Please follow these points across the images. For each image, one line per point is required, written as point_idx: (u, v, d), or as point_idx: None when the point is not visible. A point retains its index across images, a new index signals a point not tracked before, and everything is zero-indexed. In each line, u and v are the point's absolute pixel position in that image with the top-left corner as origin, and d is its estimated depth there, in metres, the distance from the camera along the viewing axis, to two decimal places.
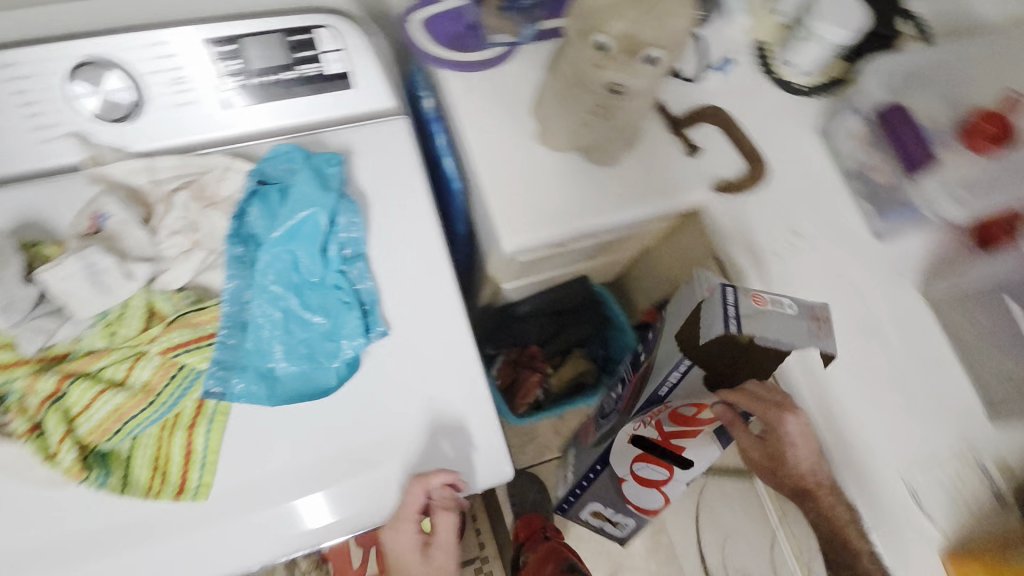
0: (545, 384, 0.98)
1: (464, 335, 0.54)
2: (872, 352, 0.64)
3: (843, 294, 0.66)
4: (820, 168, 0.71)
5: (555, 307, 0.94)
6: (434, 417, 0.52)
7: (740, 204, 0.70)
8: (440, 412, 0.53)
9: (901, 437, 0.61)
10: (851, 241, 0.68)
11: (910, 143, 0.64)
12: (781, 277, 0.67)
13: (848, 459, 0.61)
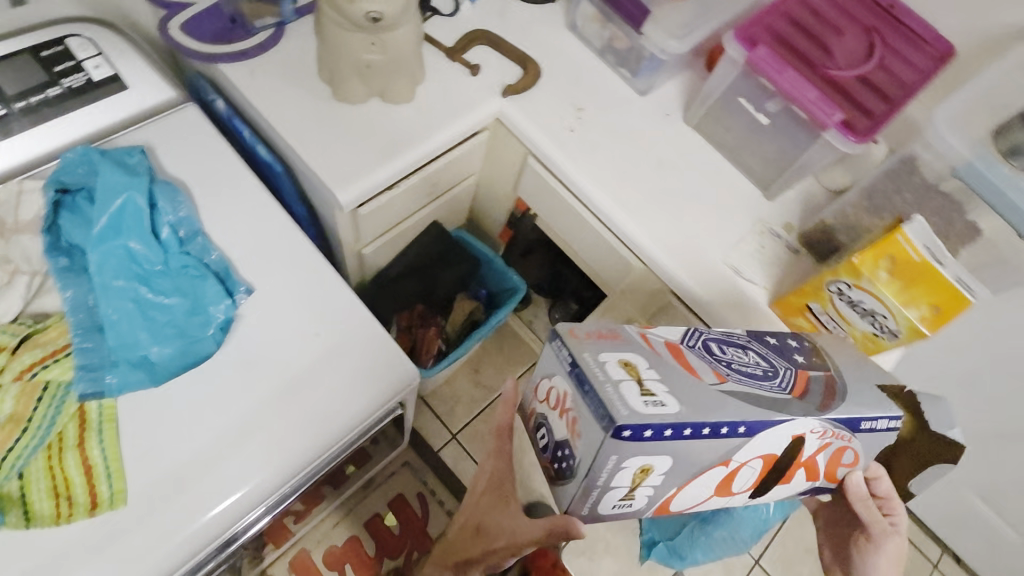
0: (444, 334, 1.05)
1: (324, 273, 0.64)
2: (663, 180, 0.79)
3: (628, 145, 0.80)
4: (580, 54, 0.85)
5: (421, 259, 0.99)
6: (324, 343, 0.61)
7: (529, 99, 0.80)
8: (327, 337, 0.61)
9: (702, 234, 0.77)
10: (621, 103, 0.83)
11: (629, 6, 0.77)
12: (580, 148, 0.79)
13: (679, 265, 0.75)
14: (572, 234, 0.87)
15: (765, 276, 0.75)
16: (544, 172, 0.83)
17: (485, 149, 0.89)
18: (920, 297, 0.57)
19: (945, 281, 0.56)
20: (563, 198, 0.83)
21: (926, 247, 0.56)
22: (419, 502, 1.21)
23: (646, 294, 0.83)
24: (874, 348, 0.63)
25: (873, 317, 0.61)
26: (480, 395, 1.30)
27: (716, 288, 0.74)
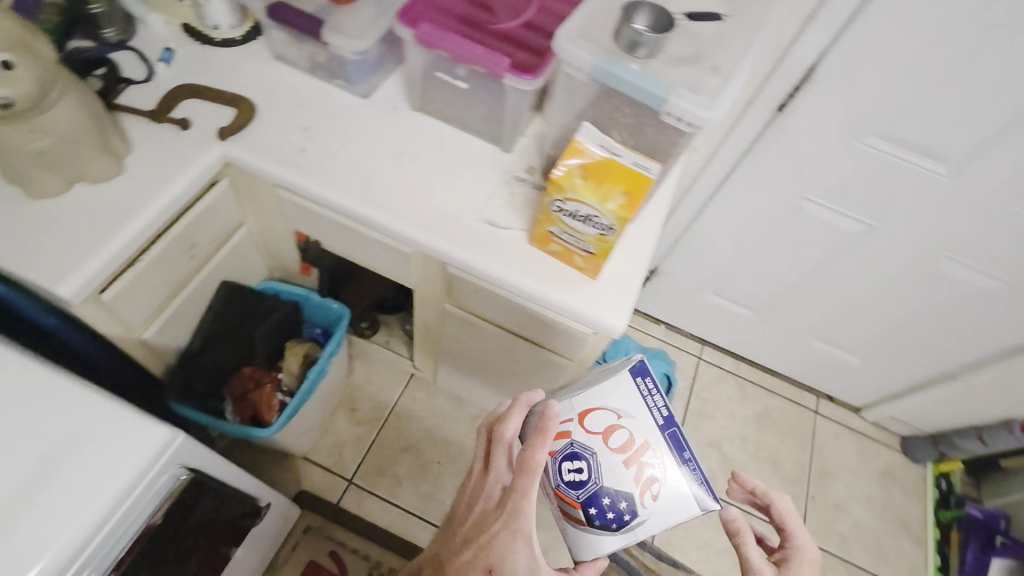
0: (284, 387, 1.02)
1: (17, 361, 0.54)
2: (405, 165, 0.82)
3: (363, 144, 0.83)
4: (292, 78, 0.86)
5: (226, 323, 0.97)
6: (30, 435, 0.51)
7: (250, 134, 0.80)
8: (33, 428, 0.51)
9: (454, 202, 0.80)
10: (345, 108, 0.85)
11: (301, 22, 0.78)
12: (315, 160, 0.80)
13: (440, 236, 0.78)
14: (351, 247, 0.89)
15: (519, 219, 0.79)
16: (292, 197, 0.82)
17: (236, 195, 0.88)
18: (613, 187, 0.63)
19: (625, 166, 0.64)
20: (322, 215, 0.84)
21: (601, 145, 0.65)
22: (334, 561, 1.17)
23: (434, 274, 0.85)
24: (608, 245, 0.69)
25: (590, 219, 0.67)
26: (364, 429, 1.33)
27: (480, 244, 0.78)
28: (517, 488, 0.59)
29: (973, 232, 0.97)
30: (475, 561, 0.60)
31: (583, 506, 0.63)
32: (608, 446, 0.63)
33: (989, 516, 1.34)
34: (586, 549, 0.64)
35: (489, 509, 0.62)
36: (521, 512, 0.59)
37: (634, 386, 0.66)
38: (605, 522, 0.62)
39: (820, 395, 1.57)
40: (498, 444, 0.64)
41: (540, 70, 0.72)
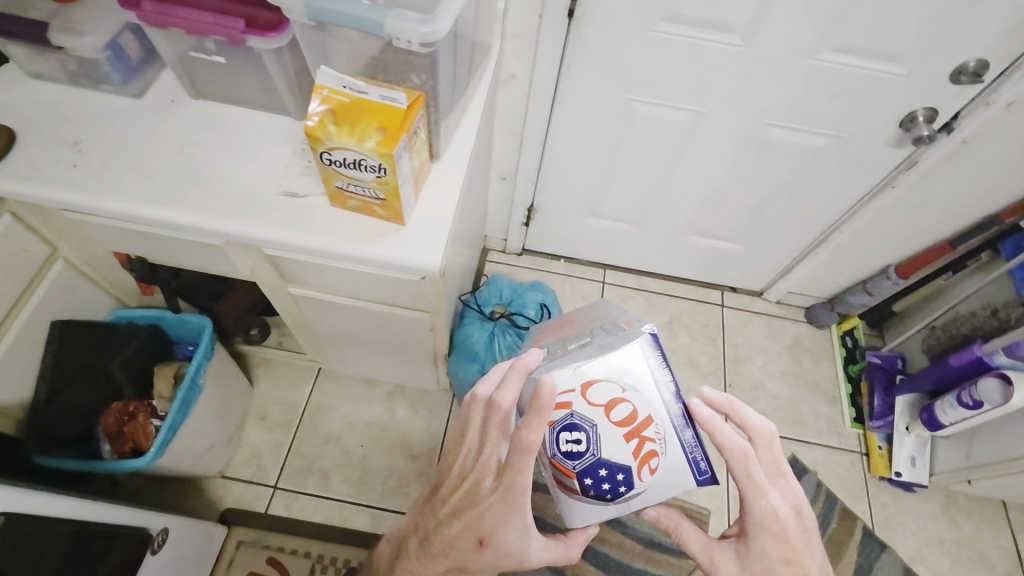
0: (159, 412, 1.02)
1: None
2: (193, 157, 0.78)
3: (142, 146, 0.78)
4: (52, 94, 0.80)
5: (72, 363, 0.94)
6: None
7: (10, 162, 0.75)
8: None
9: (250, 182, 0.78)
10: (117, 113, 0.80)
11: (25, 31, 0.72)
12: (89, 174, 0.75)
13: (243, 218, 0.75)
14: (174, 257, 0.88)
15: (318, 183, 0.78)
16: (82, 217, 0.78)
17: (31, 231, 0.83)
18: (367, 125, 0.62)
19: (375, 103, 0.64)
20: (123, 229, 0.80)
21: (346, 87, 0.65)
22: (273, 566, 1.18)
23: (257, 258, 0.82)
24: (392, 186, 0.68)
25: (360, 164, 0.65)
26: (279, 434, 1.32)
27: (287, 217, 0.76)
28: (511, 464, 0.58)
29: (786, 94, 0.99)
30: (465, 530, 0.64)
31: (579, 477, 0.58)
32: (611, 420, 0.57)
33: (887, 359, 1.45)
34: (578, 517, 0.61)
35: (481, 481, 0.63)
36: (510, 490, 0.60)
37: (642, 356, 0.59)
38: (602, 493, 0.58)
39: (723, 289, 1.61)
40: (491, 412, 0.63)
41: (285, 22, 0.69)
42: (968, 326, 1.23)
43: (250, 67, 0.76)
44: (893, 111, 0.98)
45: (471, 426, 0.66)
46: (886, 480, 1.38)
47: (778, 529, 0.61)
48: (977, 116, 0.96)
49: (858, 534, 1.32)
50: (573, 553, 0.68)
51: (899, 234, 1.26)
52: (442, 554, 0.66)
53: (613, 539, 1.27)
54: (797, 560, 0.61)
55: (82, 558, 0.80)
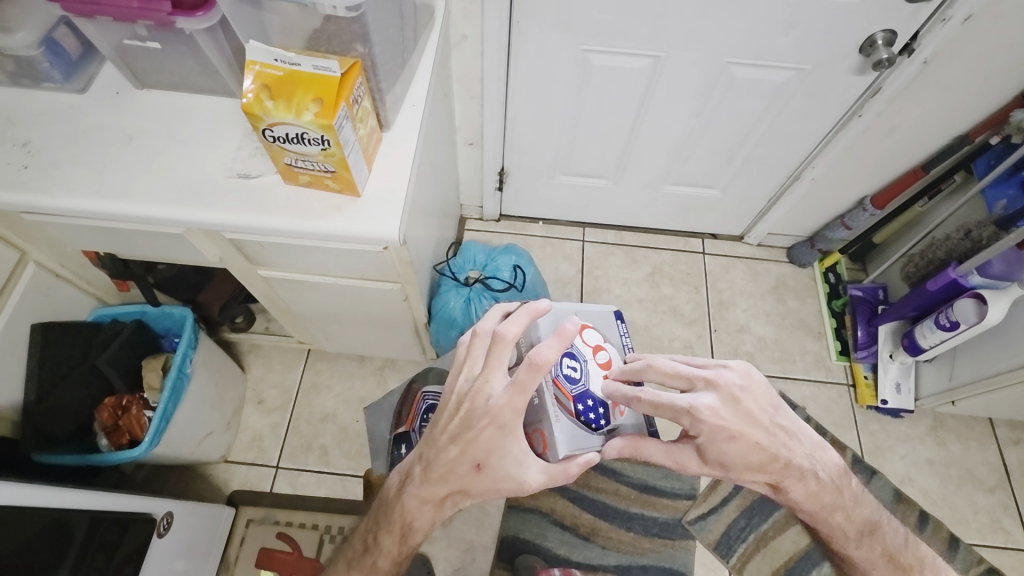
0: (151, 403, 1.03)
1: None
2: (144, 150, 0.79)
3: (91, 143, 0.79)
4: None
5: (59, 363, 0.96)
6: None
7: None
8: None
9: (202, 170, 0.78)
10: (63, 112, 0.80)
11: None
12: (39, 174, 0.76)
13: (198, 203, 0.75)
14: (139, 250, 0.88)
15: (269, 162, 0.78)
16: (41, 217, 0.78)
17: None
18: (303, 97, 0.62)
19: (307, 74, 0.63)
20: (82, 226, 0.80)
21: (278, 60, 0.64)
22: (284, 540, 1.23)
23: (220, 245, 0.83)
24: (339, 158, 0.68)
25: (303, 138, 0.65)
26: (277, 416, 1.35)
27: (243, 199, 0.76)
28: (517, 386, 0.58)
29: (741, 30, 0.97)
30: (464, 455, 0.63)
31: (575, 401, 0.65)
32: (599, 359, 0.69)
33: (869, 291, 1.46)
34: (566, 444, 0.64)
35: (477, 406, 0.62)
36: (504, 416, 0.60)
37: (612, 323, 0.74)
38: (587, 421, 0.65)
39: (704, 237, 1.62)
40: (494, 344, 0.60)
41: (211, 2, 0.69)
42: (944, 250, 1.23)
43: (186, 50, 0.76)
44: (852, 36, 0.96)
45: (467, 358, 0.65)
46: (873, 408, 1.41)
47: (714, 420, 0.63)
48: (936, 34, 0.94)
49: (848, 463, 1.35)
50: (570, 473, 0.65)
51: (871, 163, 1.25)
52: (443, 477, 0.66)
53: (609, 488, 1.30)
54: (740, 433, 0.64)
55: (101, 545, 0.83)
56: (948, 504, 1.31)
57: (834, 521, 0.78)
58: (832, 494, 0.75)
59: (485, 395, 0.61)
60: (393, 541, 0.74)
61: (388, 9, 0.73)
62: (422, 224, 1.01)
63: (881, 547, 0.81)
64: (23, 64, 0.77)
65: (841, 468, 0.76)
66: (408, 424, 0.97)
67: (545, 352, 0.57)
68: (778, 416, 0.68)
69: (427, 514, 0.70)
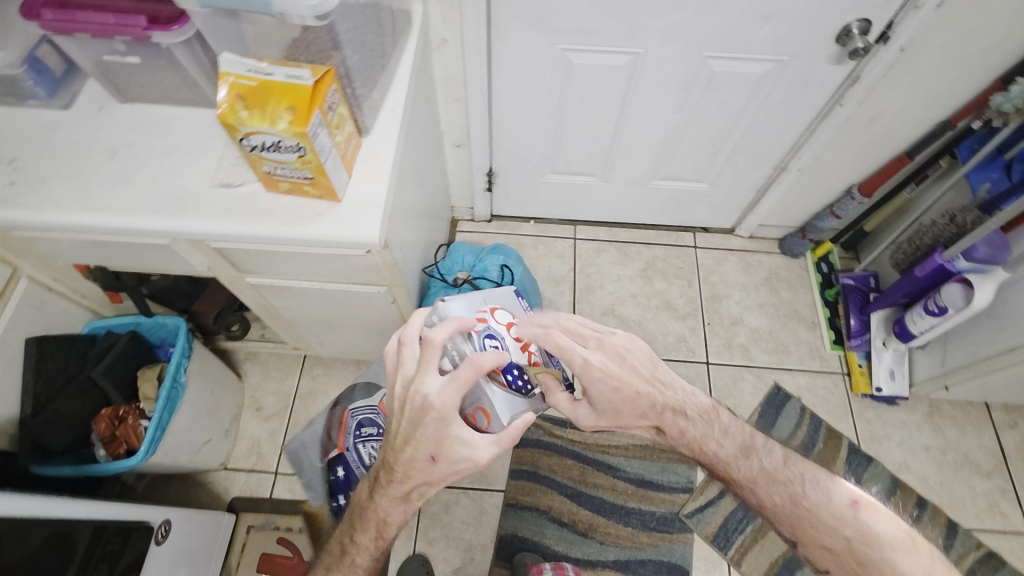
0: (147, 413, 1.05)
1: None
2: (129, 163, 0.80)
3: (77, 157, 0.80)
4: None
5: (53, 375, 0.97)
6: None
7: None
8: None
9: (183, 183, 0.79)
10: (50, 129, 0.82)
11: None
12: (26, 190, 0.77)
13: (182, 214, 0.77)
14: (127, 262, 0.89)
15: (251, 171, 0.80)
16: (29, 232, 0.80)
17: None
18: (277, 105, 0.63)
19: (279, 84, 0.64)
20: (69, 239, 0.81)
21: (250, 71, 0.65)
22: (284, 545, 1.24)
23: (206, 253, 0.84)
24: (316, 164, 0.69)
25: (279, 146, 0.66)
26: (275, 422, 1.36)
27: (224, 208, 0.77)
28: (457, 380, 0.60)
29: (717, 23, 0.97)
30: (417, 452, 0.64)
31: (504, 371, 0.67)
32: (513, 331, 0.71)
33: (861, 279, 1.46)
34: (509, 412, 0.65)
35: (416, 404, 0.62)
36: (445, 409, 0.60)
37: (514, 300, 0.78)
38: (519, 387, 0.68)
39: (696, 231, 1.62)
40: (427, 347, 0.62)
41: (186, 15, 0.70)
42: (930, 236, 1.24)
43: (164, 63, 0.77)
44: (828, 26, 0.96)
45: (401, 365, 0.66)
46: (869, 397, 1.41)
47: (603, 372, 0.71)
48: (911, 21, 0.94)
49: (844, 451, 1.35)
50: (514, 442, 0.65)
51: (856, 152, 1.25)
52: (406, 476, 0.67)
53: (605, 484, 1.31)
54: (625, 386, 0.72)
55: (102, 555, 0.84)
56: (946, 490, 1.31)
57: (714, 449, 0.78)
58: (700, 426, 0.78)
59: (422, 395, 0.62)
60: (370, 538, 0.75)
61: (361, 16, 0.74)
62: (411, 227, 1.02)
63: (767, 467, 0.78)
64: (8, 83, 0.78)
65: (709, 408, 0.81)
66: (338, 445, 1.02)
67: (486, 357, 0.61)
68: (658, 371, 0.76)
69: (399, 508, 0.72)
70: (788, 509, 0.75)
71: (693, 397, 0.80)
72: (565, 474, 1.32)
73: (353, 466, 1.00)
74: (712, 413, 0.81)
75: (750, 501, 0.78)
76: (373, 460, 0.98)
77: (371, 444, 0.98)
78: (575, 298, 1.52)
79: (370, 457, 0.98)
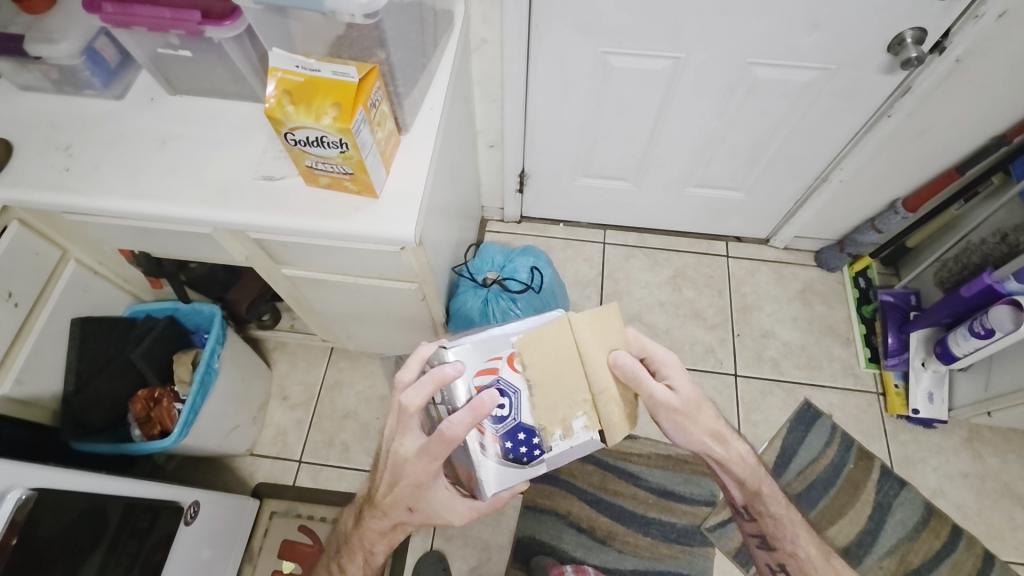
0: (181, 396, 1.08)
1: None
2: (176, 152, 0.83)
3: (128, 146, 0.83)
4: (42, 105, 0.85)
5: (96, 356, 1.01)
6: None
7: (10, 171, 0.80)
8: None
9: (225, 174, 0.81)
10: (102, 118, 0.85)
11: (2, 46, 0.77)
12: (78, 177, 0.80)
13: (224, 203, 0.79)
14: (169, 249, 0.92)
15: (291, 165, 0.81)
16: (80, 217, 0.83)
17: (41, 235, 0.89)
18: (322, 101, 0.64)
19: (326, 79, 0.65)
20: (117, 224, 0.84)
21: (299, 67, 0.66)
22: (305, 533, 1.26)
23: (245, 243, 0.86)
24: (357, 160, 0.70)
25: (321, 141, 0.67)
26: (301, 412, 1.38)
27: (265, 200, 0.79)
28: (428, 451, 0.63)
29: (763, 29, 0.95)
30: (397, 499, 0.70)
31: (500, 439, 0.64)
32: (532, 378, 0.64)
33: (901, 296, 1.41)
34: (496, 485, 0.65)
35: (397, 461, 0.67)
36: (421, 472, 0.66)
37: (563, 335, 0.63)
38: (516, 455, 0.64)
39: (728, 239, 1.59)
40: (402, 411, 0.64)
41: (238, 11, 0.72)
42: (979, 255, 1.23)
43: (215, 57, 0.79)
44: (880, 34, 0.93)
45: (394, 411, 0.68)
46: (904, 418, 1.36)
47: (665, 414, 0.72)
48: (969, 31, 0.91)
49: (875, 473, 1.31)
50: (501, 500, 0.68)
51: (902, 166, 1.22)
52: (384, 513, 0.72)
53: (625, 491, 1.29)
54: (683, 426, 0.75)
55: (132, 531, 0.86)
56: (983, 519, 1.26)
57: (765, 491, 0.84)
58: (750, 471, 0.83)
59: (401, 454, 0.66)
60: (357, 567, 0.79)
61: (406, 15, 0.75)
62: (443, 226, 1.03)
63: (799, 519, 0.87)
64: (66, 73, 0.82)
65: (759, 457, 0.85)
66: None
67: (455, 427, 0.60)
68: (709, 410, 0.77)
69: (383, 540, 0.76)
70: (819, 564, 0.83)
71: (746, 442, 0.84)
72: (585, 480, 1.31)
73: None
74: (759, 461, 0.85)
75: (780, 546, 0.85)
76: None
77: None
78: (603, 303, 1.51)
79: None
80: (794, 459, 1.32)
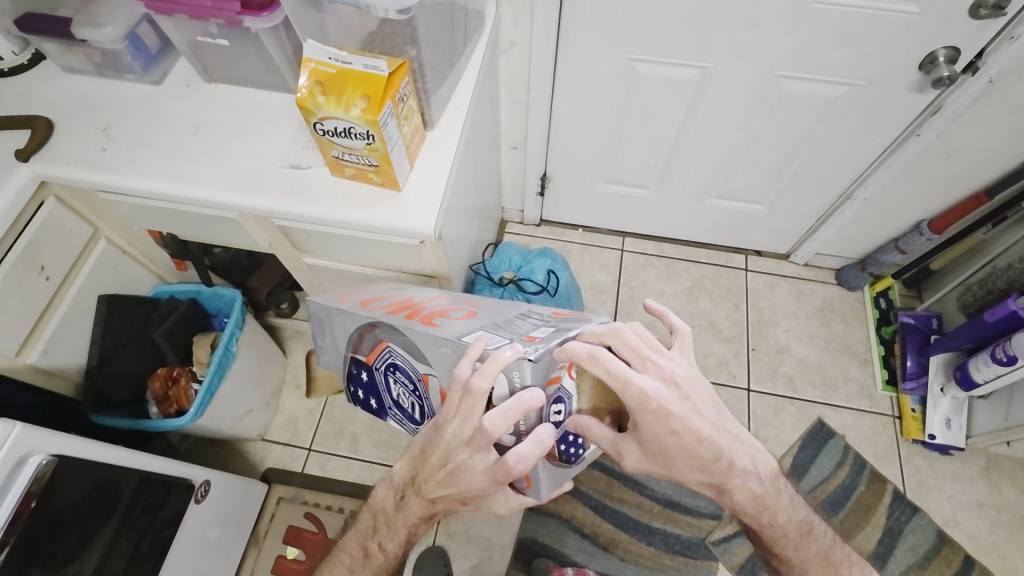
0: (198, 377, 1.11)
1: None
2: (208, 137, 0.85)
3: (162, 129, 0.86)
4: (83, 87, 0.88)
5: (121, 333, 1.03)
6: None
7: (50, 149, 0.83)
8: None
9: (253, 162, 0.83)
10: (141, 102, 0.88)
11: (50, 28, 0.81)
12: (114, 157, 0.83)
13: (253, 189, 0.81)
14: (196, 232, 0.95)
15: (319, 155, 0.83)
16: (114, 196, 0.85)
17: (75, 212, 0.92)
18: (353, 93, 0.66)
19: (358, 72, 0.67)
20: (148, 206, 0.87)
21: (331, 58, 0.68)
22: (311, 520, 1.28)
23: (270, 230, 0.88)
24: (382, 153, 0.72)
25: (349, 132, 0.69)
26: (313, 401, 1.40)
27: (292, 188, 0.81)
28: (498, 477, 0.55)
29: (792, 42, 0.95)
30: (449, 498, 0.64)
31: (557, 444, 0.61)
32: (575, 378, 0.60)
33: (922, 319, 1.39)
34: (551, 487, 0.63)
35: (455, 471, 0.59)
36: (484, 487, 0.58)
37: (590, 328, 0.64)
38: (568, 457, 0.64)
39: (747, 253, 1.58)
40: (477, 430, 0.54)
41: (276, 3, 0.75)
42: (1004, 280, 1.18)
43: (251, 47, 0.81)
44: (912, 51, 0.92)
45: (457, 412, 0.56)
46: (920, 443, 1.33)
47: (659, 408, 0.58)
48: (1003, 52, 0.90)
49: (887, 497, 1.28)
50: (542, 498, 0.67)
51: (930, 186, 1.20)
52: (431, 504, 0.67)
53: (631, 500, 1.29)
54: (683, 427, 0.60)
55: (144, 508, 0.88)
56: (998, 552, 1.23)
57: (777, 521, 0.76)
58: (774, 497, 0.74)
59: (462, 468, 0.58)
60: (395, 545, 0.76)
61: (438, 14, 0.76)
62: (463, 224, 1.04)
63: (817, 548, 0.80)
64: (109, 57, 0.85)
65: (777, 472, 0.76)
66: (368, 358, 0.76)
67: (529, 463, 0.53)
68: (722, 420, 0.65)
69: (424, 522, 0.72)
70: None
71: (762, 460, 0.74)
72: (591, 486, 1.30)
73: (378, 387, 0.77)
74: (778, 480, 0.76)
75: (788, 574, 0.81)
76: (402, 406, 0.74)
77: (404, 391, 0.72)
78: (617, 310, 1.50)
79: (399, 400, 0.74)
80: (804, 477, 1.31)
